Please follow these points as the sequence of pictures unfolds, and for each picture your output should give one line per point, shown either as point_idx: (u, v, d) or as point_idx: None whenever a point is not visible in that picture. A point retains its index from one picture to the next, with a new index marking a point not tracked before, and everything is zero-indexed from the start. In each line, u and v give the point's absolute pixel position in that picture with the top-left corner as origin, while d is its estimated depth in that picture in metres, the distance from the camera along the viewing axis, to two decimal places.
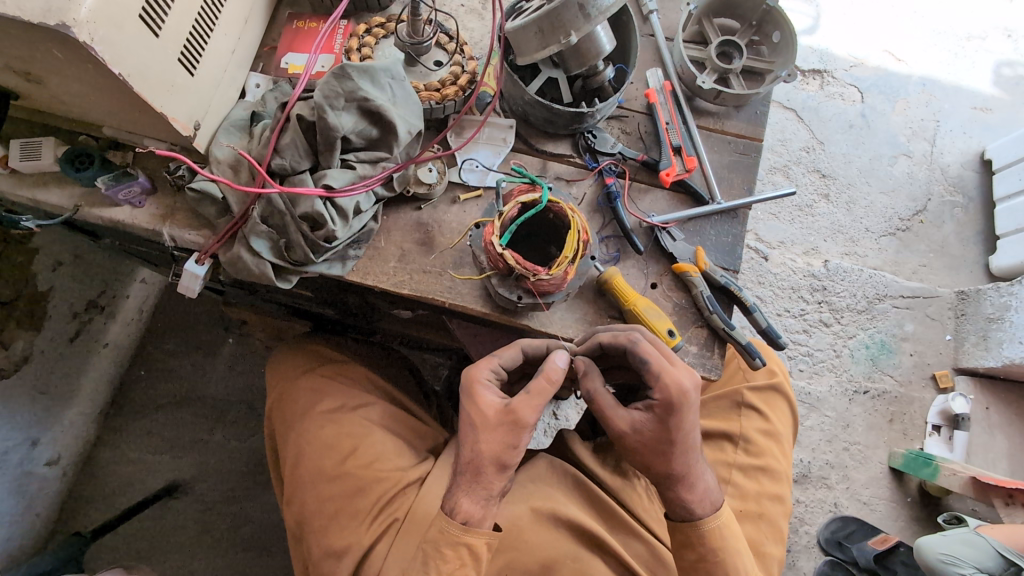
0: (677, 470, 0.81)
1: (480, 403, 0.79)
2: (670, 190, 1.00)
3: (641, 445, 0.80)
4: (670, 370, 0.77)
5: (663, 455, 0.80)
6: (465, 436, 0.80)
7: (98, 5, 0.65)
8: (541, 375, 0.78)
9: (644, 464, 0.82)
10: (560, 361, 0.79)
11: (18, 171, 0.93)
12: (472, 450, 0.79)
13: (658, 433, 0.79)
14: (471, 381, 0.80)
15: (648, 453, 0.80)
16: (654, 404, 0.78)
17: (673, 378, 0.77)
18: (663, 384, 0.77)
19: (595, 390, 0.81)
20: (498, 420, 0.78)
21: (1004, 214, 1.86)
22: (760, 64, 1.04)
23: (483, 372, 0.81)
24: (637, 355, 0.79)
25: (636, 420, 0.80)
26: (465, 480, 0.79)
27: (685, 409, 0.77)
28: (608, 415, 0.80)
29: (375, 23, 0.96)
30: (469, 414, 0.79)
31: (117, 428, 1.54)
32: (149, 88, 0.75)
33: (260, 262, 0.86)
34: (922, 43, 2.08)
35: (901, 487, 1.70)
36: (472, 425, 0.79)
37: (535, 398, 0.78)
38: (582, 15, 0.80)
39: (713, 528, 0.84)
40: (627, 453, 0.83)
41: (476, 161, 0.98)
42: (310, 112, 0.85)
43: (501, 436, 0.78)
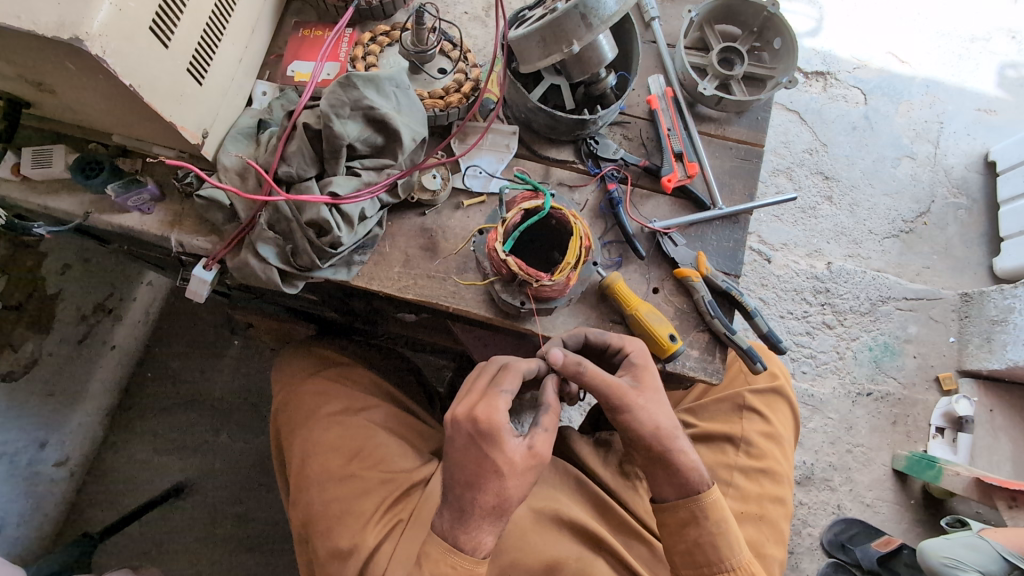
0: (675, 421, 0.84)
1: (507, 451, 0.77)
2: (672, 196, 1.01)
3: (642, 401, 0.81)
4: (626, 339, 0.86)
5: (661, 405, 0.83)
6: (487, 484, 0.78)
7: (109, 19, 0.67)
8: (548, 411, 0.82)
9: (651, 426, 0.81)
10: (559, 351, 0.81)
11: (29, 178, 0.95)
12: (498, 496, 0.78)
13: (649, 384, 0.83)
14: (495, 429, 0.77)
15: (651, 405, 0.82)
16: (634, 365, 0.84)
17: (633, 344, 0.86)
18: (630, 351, 0.85)
19: (591, 371, 0.80)
20: (524, 463, 0.78)
21: (1008, 216, 1.86)
22: (761, 71, 1.05)
23: (502, 414, 0.78)
24: (596, 336, 0.86)
25: (631, 385, 0.82)
26: (485, 515, 0.79)
27: (649, 369, 0.84)
28: (609, 384, 0.80)
29: (380, 32, 0.98)
30: (497, 464, 0.77)
31: (124, 429, 1.56)
32: (159, 98, 0.76)
33: (267, 268, 0.87)
34: (927, 44, 2.08)
35: (904, 489, 1.70)
36: (499, 475, 0.77)
37: (551, 433, 0.81)
38: (585, 24, 0.81)
39: (713, 500, 0.84)
40: (636, 419, 0.80)
41: (479, 167, 0.99)
42: (316, 121, 0.86)
43: (526, 478, 0.79)
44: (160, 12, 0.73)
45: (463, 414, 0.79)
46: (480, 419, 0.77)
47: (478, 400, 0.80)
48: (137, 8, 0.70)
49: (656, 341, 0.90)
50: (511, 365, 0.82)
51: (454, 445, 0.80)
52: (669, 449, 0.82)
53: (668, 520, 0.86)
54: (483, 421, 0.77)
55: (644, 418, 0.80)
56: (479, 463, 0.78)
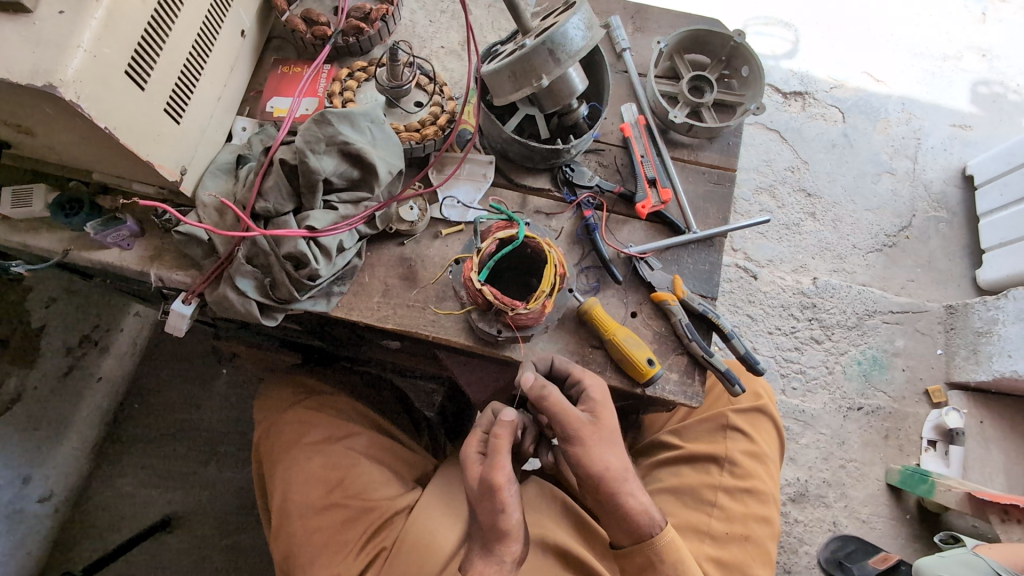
0: (626, 462, 0.84)
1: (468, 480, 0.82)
2: (647, 221, 1.03)
3: (595, 437, 0.82)
4: (588, 375, 0.87)
5: (614, 444, 0.84)
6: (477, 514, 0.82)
7: (84, 66, 0.68)
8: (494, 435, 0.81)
9: (600, 468, 0.81)
10: (529, 374, 0.83)
11: (10, 218, 0.96)
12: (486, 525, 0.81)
13: (606, 422, 0.84)
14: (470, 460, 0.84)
15: (602, 443, 0.82)
16: (593, 400, 0.84)
17: (593, 380, 0.87)
18: (589, 385, 0.85)
19: (553, 398, 0.81)
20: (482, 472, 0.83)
21: (988, 228, 1.89)
22: (731, 97, 1.07)
23: (472, 449, 0.85)
24: (561, 363, 0.88)
25: (588, 420, 0.83)
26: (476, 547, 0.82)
27: (606, 408, 0.85)
28: (566, 412, 0.81)
29: (357, 68, 1.00)
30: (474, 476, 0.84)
31: (112, 462, 1.54)
32: (135, 139, 0.77)
33: (245, 301, 0.88)
34: (900, 63, 2.14)
35: (899, 503, 1.69)
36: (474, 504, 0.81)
37: (501, 458, 0.80)
38: (553, 60, 0.83)
39: (670, 541, 0.83)
40: (587, 455, 0.81)
41: (456, 198, 1.00)
42: (292, 156, 0.88)
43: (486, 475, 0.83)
44: (136, 56, 0.75)
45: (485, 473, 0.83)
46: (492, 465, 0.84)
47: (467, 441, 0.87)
48: (112, 54, 0.71)
49: (633, 365, 0.90)
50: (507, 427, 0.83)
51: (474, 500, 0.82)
52: (617, 491, 0.81)
53: (628, 565, 0.86)
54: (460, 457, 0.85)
55: (596, 457, 0.81)
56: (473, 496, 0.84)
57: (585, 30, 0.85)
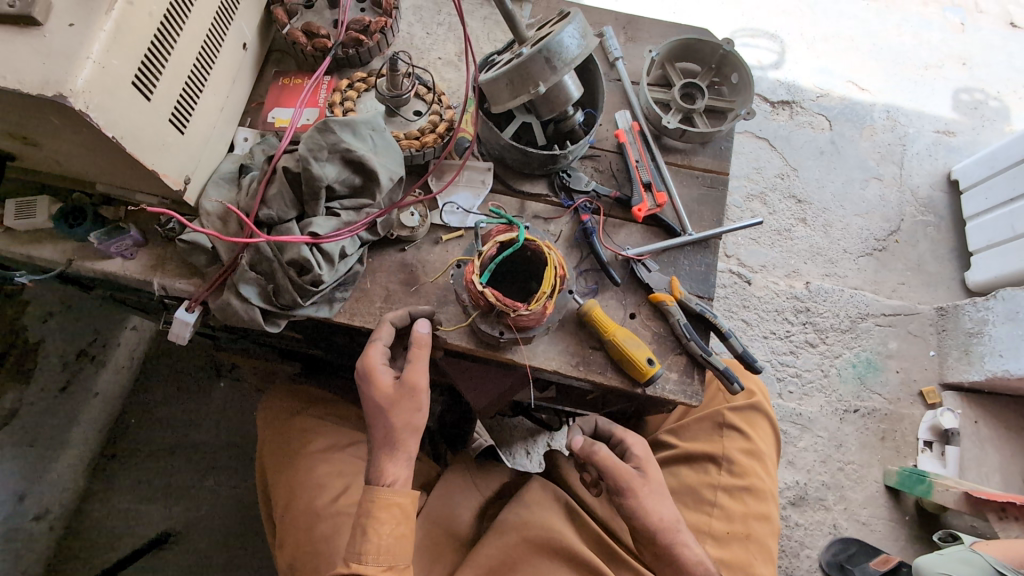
0: (677, 514, 0.90)
1: (378, 386, 0.86)
2: (643, 224, 1.05)
3: (647, 490, 0.88)
4: (629, 434, 0.94)
5: (664, 497, 0.90)
6: (376, 417, 0.87)
7: (93, 76, 0.70)
8: (413, 345, 0.87)
9: (655, 520, 0.87)
10: (579, 436, 0.92)
11: (13, 229, 0.97)
12: (388, 427, 0.86)
13: (653, 476, 0.90)
14: (370, 370, 0.87)
15: (655, 496, 0.88)
16: (638, 456, 0.92)
17: (635, 439, 0.94)
18: (632, 443, 0.93)
19: (604, 453, 0.88)
20: (397, 392, 0.87)
21: (975, 231, 1.93)
22: (722, 104, 1.10)
23: (377, 359, 0.88)
24: (605, 424, 0.97)
25: (638, 474, 0.89)
26: (382, 451, 0.86)
27: (649, 463, 0.91)
28: (618, 467, 0.87)
29: (357, 79, 1.03)
30: (375, 397, 0.86)
31: (106, 479, 1.52)
32: (141, 148, 0.79)
33: (249, 308, 0.89)
34: (883, 72, 2.20)
35: (898, 505, 1.70)
36: (381, 409, 0.86)
37: (419, 364, 0.88)
38: (549, 67, 0.86)
39: None
40: (642, 508, 0.87)
41: (456, 203, 1.02)
42: (295, 164, 0.89)
43: (404, 404, 0.87)
44: (142, 67, 0.77)
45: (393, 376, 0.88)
46: (404, 379, 0.87)
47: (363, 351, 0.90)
48: (120, 65, 0.73)
49: (634, 365, 0.91)
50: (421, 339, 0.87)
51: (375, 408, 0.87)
52: (671, 542, 0.87)
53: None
54: (360, 366, 0.88)
55: (650, 509, 0.87)
56: (371, 405, 0.87)
57: (580, 39, 0.87)
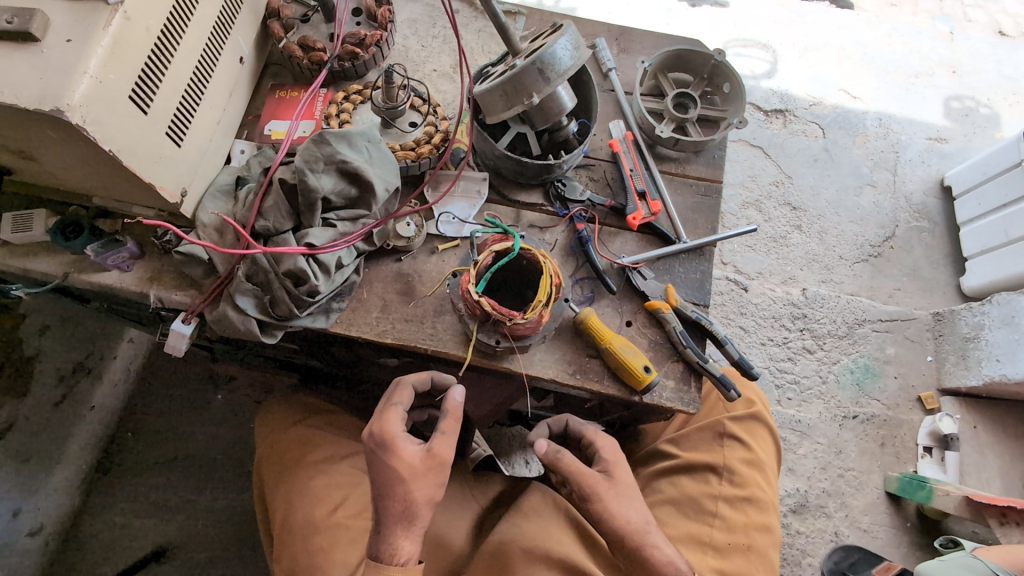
0: (648, 516, 0.86)
1: (402, 455, 0.82)
2: (639, 233, 1.05)
3: (611, 493, 0.85)
4: (597, 434, 0.91)
5: (633, 500, 0.86)
6: (394, 492, 0.81)
7: (90, 90, 0.70)
8: (449, 414, 0.85)
9: (621, 522, 0.83)
10: (542, 441, 0.89)
11: (9, 243, 0.97)
12: (406, 502, 0.81)
13: (620, 478, 0.87)
14: (387, 437, 0.82)
15: (620, 498, 0.85)
16: (605, 460, 0.88)
17: (604, 439, 0.91)
18: (600, 445, 0.90)
19: (568, 459, 0.86)
20: (425, 464, 0.83)
21: (969, 237, 1.94)
22: (714, 113, 1.11)
23: (397, 426, 0.83)
24: (575, 424, 0.94)
25: (604, 478, 0.86)
26: (396, 523, 0.81)
27: (617, 465, 0.88)
28: (581, 472, 0.85)
29: (352, 91, 1.04)
30: (399, 470, 0.81)
31: (101, 493, 1.51)
32: (137, 161, 0.79)
33: (245, 319, 0.89)
34: (875, 80, 2.23)
35: (899, 512, 1.70)
36: (402, 479, 0.81)
37: (449, 437, 0.85)
38: (543, 78, 0.87)
39: None
40: (606, 512, 0.83)
41: (452, 213, 1.03)
42: (291, 176, 0.90)
43: (430, 479, 0.83)
44: (139, 81, 0.77)
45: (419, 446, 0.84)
46: (432, 452, 0.83)
47: (378, 417, 0.86)
48: (117, 79, 0.74)
49: (630, 372, 0.91)
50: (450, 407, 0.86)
51: (388, 481, 0.81)
52: (641, 544, 0.83)
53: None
54: (378, 433, 0.83)
55: (615, 512, 0.83)
56: (384, 473, 0.82)
57: (573, 51, 0.88)
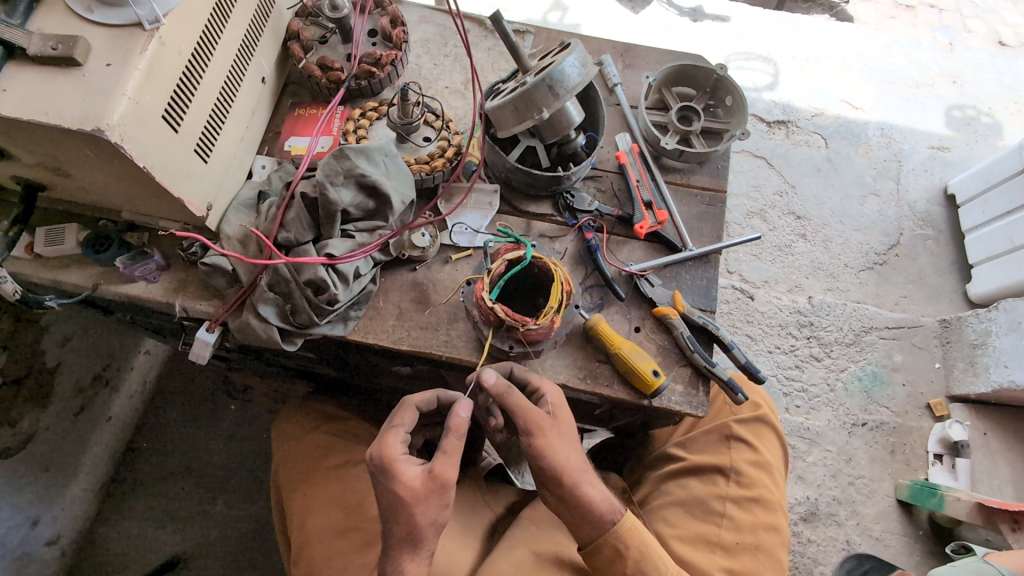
0: (585, 457, 0.88)
1: (404, 479, 0.81)
2: (646, 241, 1.08)
3: (555, 432, 0.85)
4: (546, 382, 0.91)
5: (572, 441, 0.88)
6: (398, 516, 0.81)
7: (128, 111, 0.75)
8: (449, 432, 0.82)
9: (561, 460, 0.84)
10: (491, 373, 0.86)
11: (41, 256, 1.01)
12: (410, 525, 0.81)
13: (563, 420, 0.88)
14: (390, 462, 0.81)
15: (563, 439, 0.86)
16: (551, 402, 0.89)
17: (550, 385, 0.90)
18: (547, 389, 0.89)
19: (516, 395, 0.84)
20: (426, 487, 0.81)
21: (974, 244, 1.96)
22: (718, 125, 1.15)
23: (397, 448, 0.83)
24: (519, 371, 0.91)
25: (547, 417, 0.87)
26: (402, 546, 0.81)
27: (562, 409, 0.89)
28: (528, 409, 0.84)
29: (368, 108, 1.08)
30: (401, 493, 0.80)
31: (117, 503, 1.54)
32: (168, 177, 0.83)
33: (267, 326, 0.93)
34: (876, 91, 2.26)
35: (911, 520, 1.69)
36: (404, 502, 0.80)
37: (452, 456, 0.83)
38: (552, 94, 0.91)
39: (630, 527, 0.89)
40: (548, 449, 0.84)
41: (465, 224, 1.06)
42: (312, 189, 0.94)
43: (433, 500, 0.81)
44: (171, 102, 0.82)
45: (420, 468, 0.83)
46: (434, 473, 0.81)
47: (379, 440, 0.85)
48: (152, 100, 0.78)
49: (640, 377, 0.94)
50: (451, 424, 0.83)
51: (390, 503, 0.81)
52: (578, 482, 0.85)
53: (598, 561, 0.89)
54: (379, 457, 0.82)
55: (559, 451, 0.84)
56: (388, 497, 0.81)
57: (581, 68, 0.92)
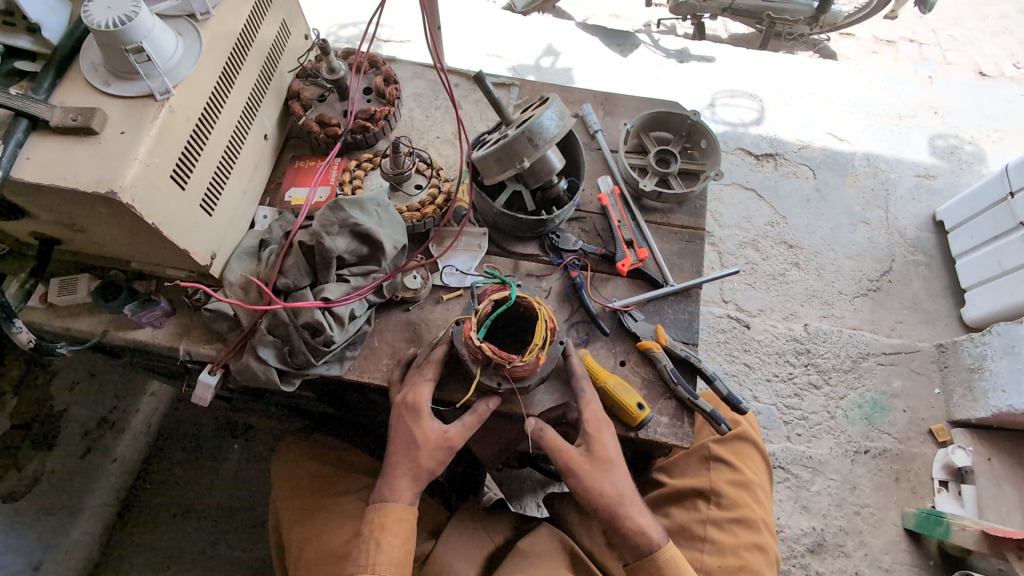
0: (626, 488, 0.93)
1: (426, 427, 0.93)
2: (629, 278, 1.13)
3: (588, 469, 0.92)
4: (590, 406, 0.95)
5: (612, 472, 0.93)
6: (406, 452, 0.93)
7: (139, 174, 0.81)
8: (473, 411, 0.95)
9: (596, 496, 0.91)
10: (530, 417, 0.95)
11: (55, 305, 1.07)
12: (417, 466, 0.92)
13: (600, 454, 0.93)
14: (416, 405, 0.94)
15: (601, 474, 0.92)
16: (588, 433, 0.94)
17: (592, 411, 0.95)
18: (587, 418, 0.94)
19: (549, 436, 0.93)
20: (438, 441, 0.93)
21: (965, 269, 1.99)
22: (694, 166, 1.21)
23: (425, 403, 0.94)
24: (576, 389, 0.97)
25: (582, 453, 0.93)
26: (404, 476, 0.92)
27: (601, 437, 0.93)
28: (561, 448, 0.92)
29: (364, 160, 1.15)
30: (417, 437, 0.93)
31: (122, 545, 1.56)
32: (175, 231, 0.89)
33: (267, 368, 0.97)
34: (861, 123, 2.34)
35: (920, 550, 1.67)
36: (418, 444, 0.92)
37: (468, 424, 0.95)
38: (532, 145, 0.97)
39: (671, 556, 0.91)
40: (582, 486, 0.91)
41: (454, 266, 1.11)
42: (309, 238, 0.99)
43: (442, 454, 0.93)
44: (179, 163, 0.89)
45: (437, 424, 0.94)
46: (450, 432, 0.93)
47: (408, 387, 0.97)
48: (161, 162, 0.85)
49: (625, 409, 0.97)
50: (475, 408, 0.95)
51: (398, 432, 0.94)
52: (619, 515, 0.91)
53: None
54: (408, 402, 0.94)
55: (592, 489, 0.91)
56: (404, 434, 0.94)
57: (559, 120, 0.99)
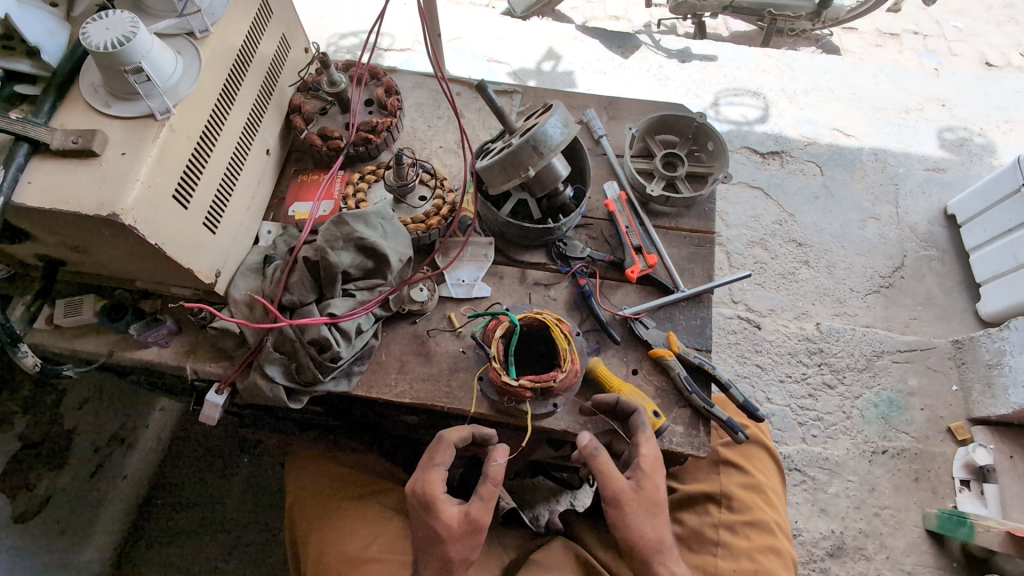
0: (665, 535, 0.89)
1: (443, 517, 0.89)
2: (638, 285, 1.11)
3: (636, 508, 0.87)
4: (647, 442, 0.90)
5: (655, 516, 0.89)
6: (432, 547, 0.90)
7: (141, 195, 0.81)
8: (488, 481, 0.90)
9: (635, 535, 0.87)
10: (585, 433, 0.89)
11: (60, 326, 1.06)
12: (444, 558, 0.89)
13: (649, 494, 0.89)
14: (432, 499, 0.89)
15: (643, 513, 0.88)
16: (642, 469, 0.89)
17: (649, 447, 0.90)
18: (644, 453, 0.89)
19: (602, 458, 0.87)
20: (461, 528, 0.89)
21: (979, 263, 1.95)
22: (701, 169, 1.19)
23: (439, 490, 0.90)
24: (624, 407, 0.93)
25: (632, 488, 0.88)
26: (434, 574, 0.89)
27: (654, 479, 0.89)
28: (611, 476, 0.87)
29: (367, 172, 1.14)
30: (438, 529, 0.89)
31: (132, 563, 1.54)
32: (179, 250, 0.89)
33: (273, 385, 0.96)
34: (867, 118, 2.31)
35: (943, 552, 1.63)
36: (441, 539, 0.89)
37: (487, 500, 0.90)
38: (537, 153, 0.96)
39: None
40: (623, 523, 0.87)
41: (461, 277, 1.10)
42: (314, 253, 0.99)
43: (466, 542, 0.89)
44: (180, 182, 0.88)
45: (456, 505, 0.91)
46: (470, 514, 0.89)
47: (420, 473, 0.93)
48: (162, 183, 0.84)
49: None
50: (489, 473, 0.90)
51: (421, 532, 0.92)
52: (651, 557, 0.88)
53: None
54: (423, 493, 0.90)
55: (631, 528, 0.87)
56: (425, 529, 0.91)
57: (563, 127, 0.98)
